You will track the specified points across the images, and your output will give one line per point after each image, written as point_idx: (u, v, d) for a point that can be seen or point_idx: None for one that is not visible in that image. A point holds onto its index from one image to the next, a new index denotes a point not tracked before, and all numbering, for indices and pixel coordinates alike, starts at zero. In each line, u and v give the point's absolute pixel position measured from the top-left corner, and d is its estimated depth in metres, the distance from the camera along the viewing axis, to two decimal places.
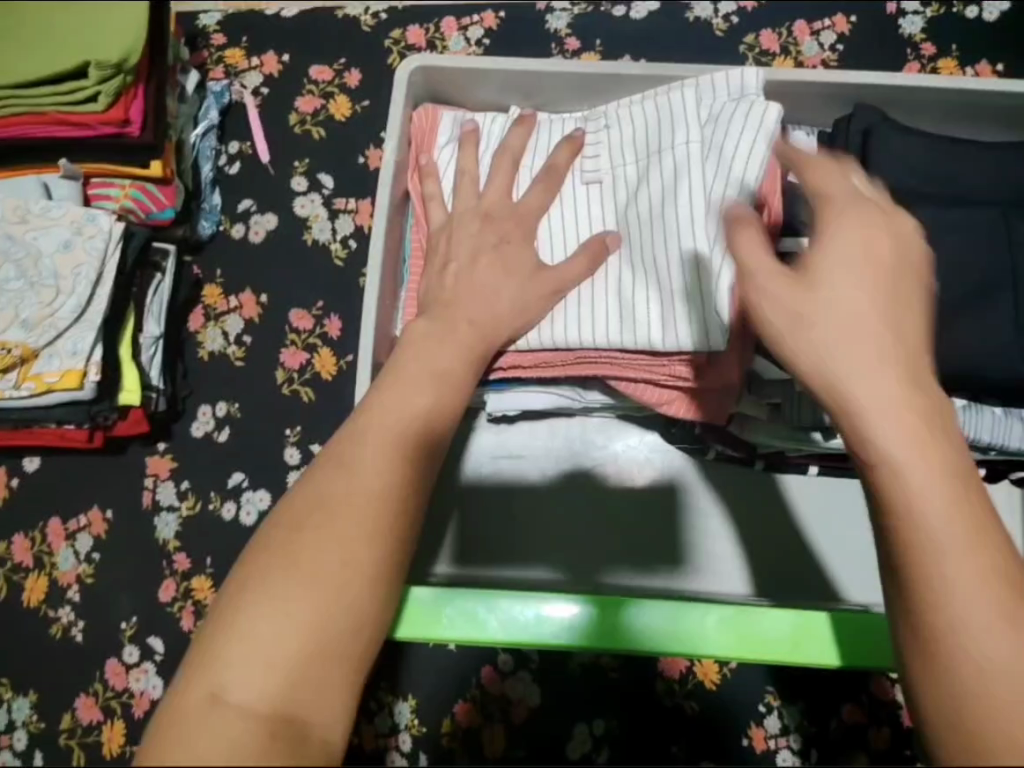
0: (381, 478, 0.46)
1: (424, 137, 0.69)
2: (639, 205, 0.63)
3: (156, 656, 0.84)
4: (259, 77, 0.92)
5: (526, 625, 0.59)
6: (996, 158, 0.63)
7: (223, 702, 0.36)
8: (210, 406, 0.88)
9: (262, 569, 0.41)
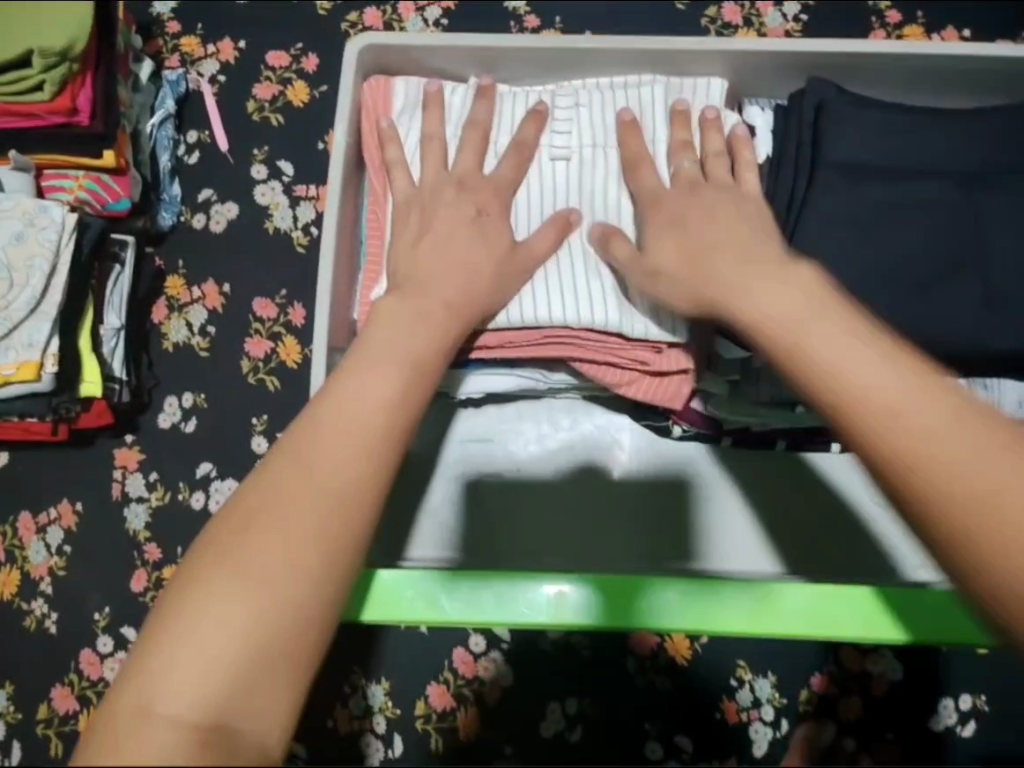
0: (343, 470, 0.41)
1: (378, 106, 0.67)
2: (611, 197, 0.64)
3: (130, 645, 0.85)
4: (215, 65, 0.91)
5: (492, 606, 0.55)
6: (945, 124, 0.62)
7: (153, 714, 0.33)
8: (176, 397, 0.88)
9: (203, 566, 0.37)
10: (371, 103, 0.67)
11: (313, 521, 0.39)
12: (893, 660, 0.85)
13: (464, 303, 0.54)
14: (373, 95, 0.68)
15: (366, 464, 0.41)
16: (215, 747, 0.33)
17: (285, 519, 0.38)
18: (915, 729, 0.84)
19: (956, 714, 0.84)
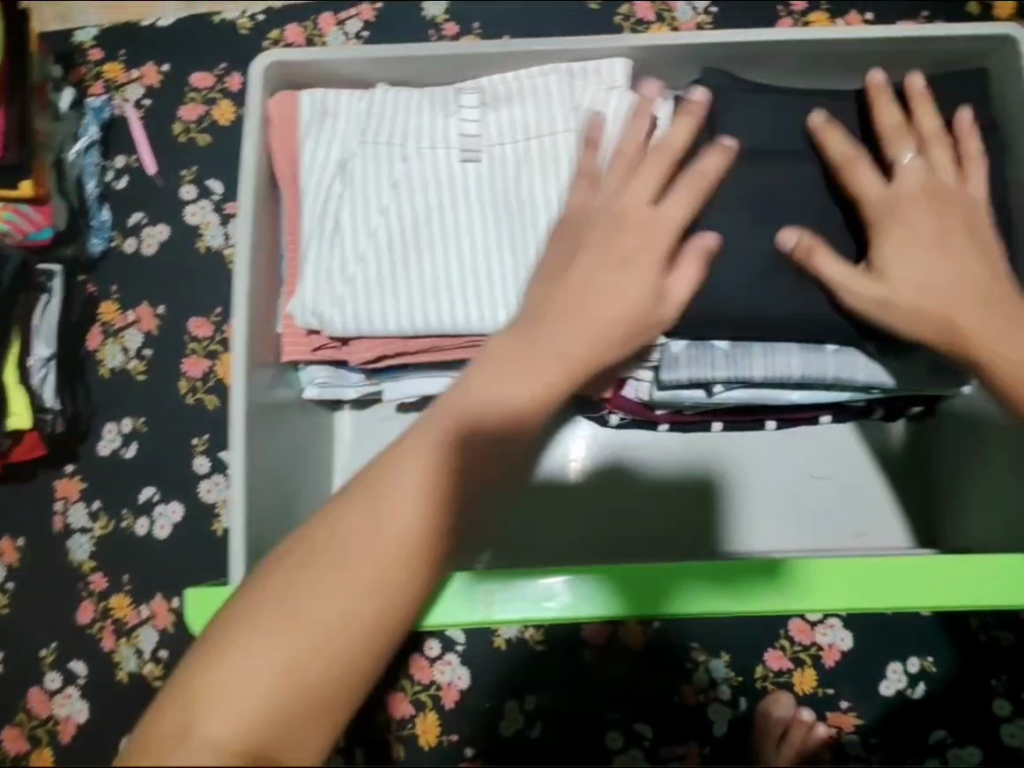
0: (396, 524, 0.51)
1: (286, 123, 0.74)
2: (520, 192, 0.72)
3: (79, 679, 0.84)
4: (141, 90, 0.91)
5: (562, 601, 0.57)
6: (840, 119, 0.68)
7: (190, 738, 0.42)
8: (116, 423, 0.88)
9: (261, 602, 0.48)
10: (279, 115, 0.74)
11: (364, 573, 0.49)
12: (842, 629, 0.87)
13: (500, 359, 0.59)
14: (280, 112, 0.74)
15: (398, 549, 0.51)
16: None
17: (334, 583, 0.48)
18: (868, 698, 0.86)
19: (906, 677, 0.86)
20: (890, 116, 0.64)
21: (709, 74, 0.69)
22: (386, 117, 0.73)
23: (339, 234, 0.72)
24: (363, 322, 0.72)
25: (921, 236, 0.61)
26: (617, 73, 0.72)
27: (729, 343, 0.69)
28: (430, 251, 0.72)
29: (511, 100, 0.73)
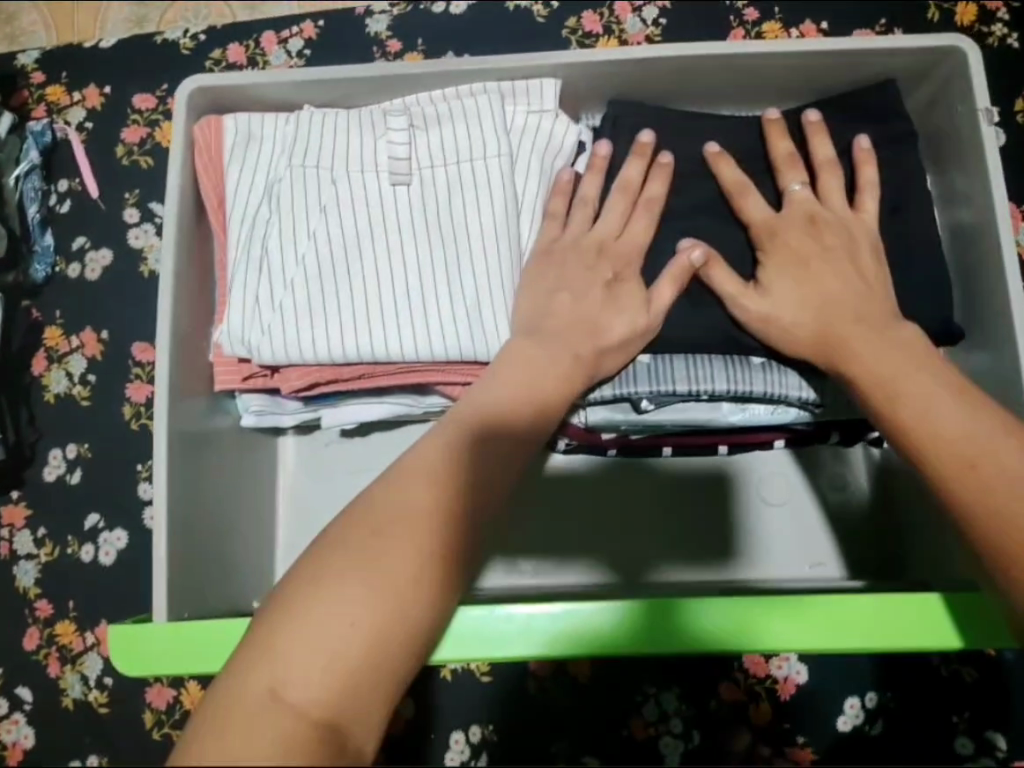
0: (431, 497, 0.51)
1: (211, 146, 0.71)
2: (454, 215, 0.69)
3: (26, 705, 0.85)
4: (82, 112, 0.91)
5: (553, 630, 0.61)
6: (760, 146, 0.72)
7: (282, 698, 0.41)
8: (61, 450, 0.87)
9: (339, 564, 0.46)
10: (204, 140, 0.71)
11: (422, 543, 0.49)
12: (799, 662, 0.84)
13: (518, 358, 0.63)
14: (206, 135, 0.71)
15: (446, 511, 0.51)
16: (328, 741, 0.40)
17: (395, 547, 0.48)
18: (825, 735, 0.83)
19: (864, 713, 0.83)
20: (784, 148, 0.70)
21: (615, 103, 0.73)
22: (314, 142, 0.70)
23: (268, 258, 0.69)
24: (296, 350, 0.68)
25: (803, 257, 0.66)
26: (548, 93, 0.72)
27: (652, 354, 0.71)
28: (363, 279, 0.69)
29: (444, 121, 0.71)
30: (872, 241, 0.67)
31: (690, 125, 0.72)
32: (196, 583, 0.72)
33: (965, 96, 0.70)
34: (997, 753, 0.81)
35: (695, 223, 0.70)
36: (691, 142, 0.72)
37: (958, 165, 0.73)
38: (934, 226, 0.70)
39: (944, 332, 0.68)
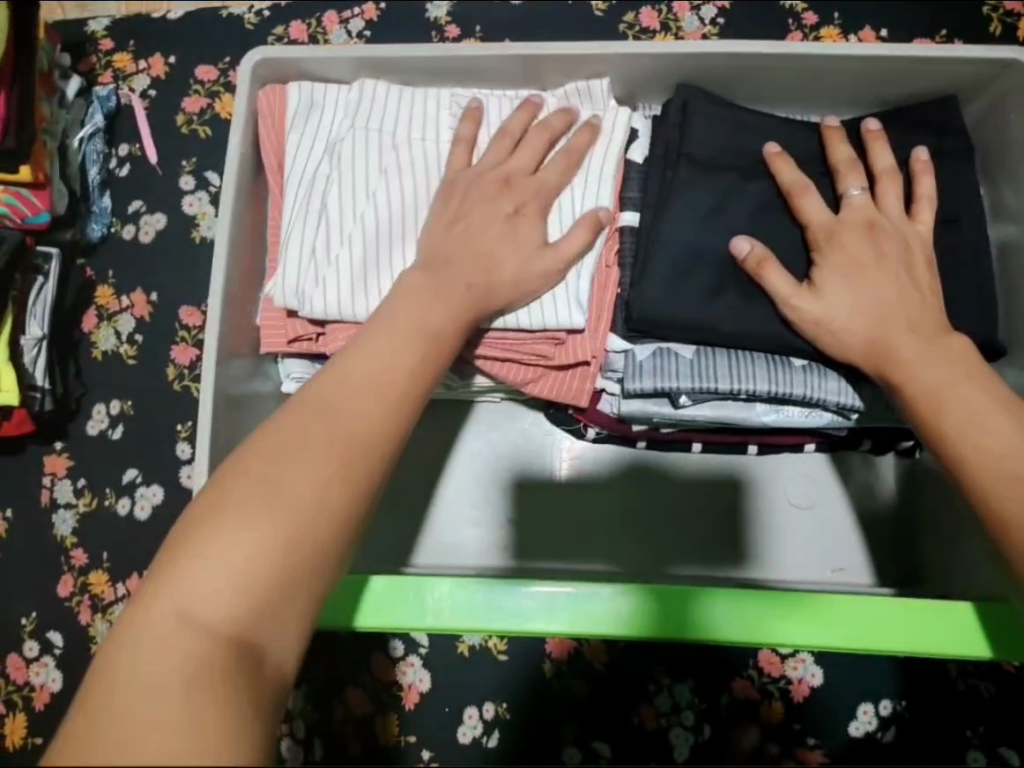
0: (365, 427, 0.48)
1: (273, 112, 0.73)
2: None
3: (55, 650, 0.87)
4: (147, 80, 0.94)
5: (566, 607, 0.61)
6: (814, 143, 0.73)
7: (187, 621, 0.39)
8: (105, 405, 0.90)
9: (236, 496, 0.44)
10: (268, 109, 0.74)
11: (342, 465, 0.47)
12: (814, 664, 0.85)
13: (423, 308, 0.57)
14: (268, 103, 0.74)
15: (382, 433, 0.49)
16: (243, 658, 0.39)
17: (314, 469, 0.46)
18: (837, 740, 0.84)
19: (877, 720, 0.83)
20: (844, 152, 0.71)
21: (686, 86, 0.73)
22: (374, 109, 0.72)
23: (325, 213, 0.70)
24: (346, 304, 0.68)
25: (861, 261, 0.66)
26: (597, 90, 0.74)
27: (695, 350, 0.71)
28: (415, 241, 0.69)
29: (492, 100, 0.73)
30: (926, 251, 0.67)
31: (745, 121, 0.73)
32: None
33: (1021, 111, 0.70)
34: None
35: (749, 213, 0.70)
36: (744, 137, 0.73)
37: (1009, 179, 0.73)
38: (981, 237, 0.70)
39: (984, 343, 0.68)
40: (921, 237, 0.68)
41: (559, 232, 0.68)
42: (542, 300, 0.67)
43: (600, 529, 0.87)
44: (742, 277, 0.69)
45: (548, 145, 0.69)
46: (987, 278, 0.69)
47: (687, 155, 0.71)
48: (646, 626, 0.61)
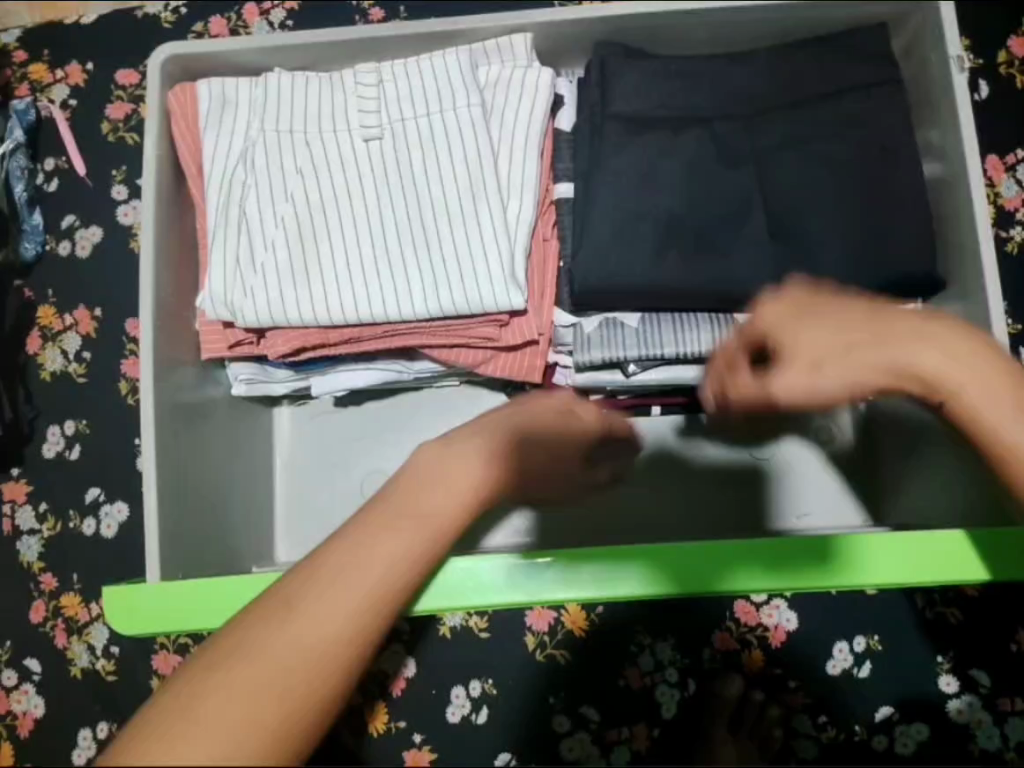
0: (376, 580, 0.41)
1: (185, 112, 0.73)
2: (430, 171, 0.71)
3: (35, 676, 0.87)
4: (67, 89, 0.92)
5: (583, 581, 0.61)
6: (742, 83, 0.72)
7: None
8: (59, 426, 0.89)
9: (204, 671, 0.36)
10: (179, 108, 0.73)
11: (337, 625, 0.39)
12: (788, 609, 0.87)
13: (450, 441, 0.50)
14: (178, 103, 0.73)
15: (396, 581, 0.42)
16: None
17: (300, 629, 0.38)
18: (815, 680, 0.86)
19: (852, 657, 0.86)
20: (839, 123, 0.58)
21: (603, 47, 0.74)
22: (285, 105, 0.72)
23: (246, 221, 0.71)
24: (278, 307, 0.70)
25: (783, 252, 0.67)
26: (519, 48, 0.73)
27: (639, 319, 0.73)
28: (349, 229, 0.71)
29: (409, 72, 0.72)
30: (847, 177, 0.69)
31: (672, 72, 0.72)
32: (194, 557, 0.75)
33: (937, 46, 0.71)
34: (982, 689, 0.84)
35: (686, 167, 0.69)
36: (672, 91, 0.72)
37: (932, 116, 0.74)
38: (919, 172, 0.70)
39: (925, 281, 0.68)
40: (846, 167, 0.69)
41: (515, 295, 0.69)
42: (480, 280, 0.68)
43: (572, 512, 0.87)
44: (682, 233, 0.69)
45: (469, 126, 0.71)
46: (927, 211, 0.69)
47: (612, 116, 0.71)
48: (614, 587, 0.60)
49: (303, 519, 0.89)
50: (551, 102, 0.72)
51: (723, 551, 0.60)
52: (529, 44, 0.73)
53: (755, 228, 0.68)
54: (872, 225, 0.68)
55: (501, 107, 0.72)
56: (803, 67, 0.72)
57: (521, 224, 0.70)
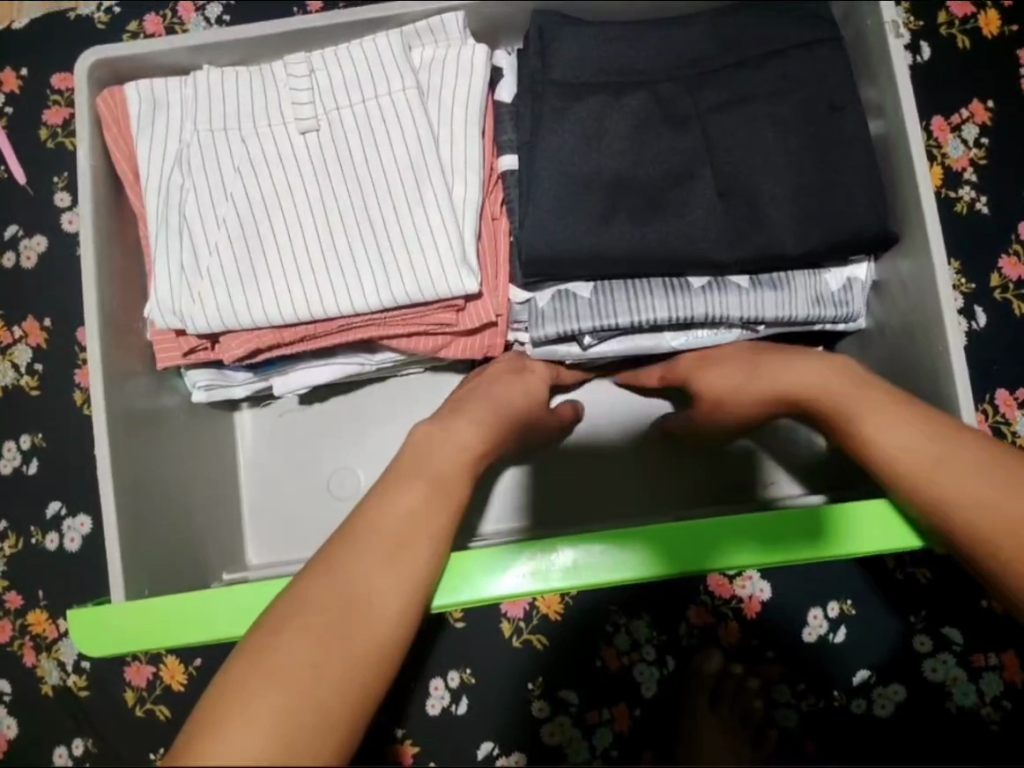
0: (373, 591, 0.52)
1: (115, 115, 0.72)
2: (371, 155, 0.70)
3: (5, 697, 0.86)
4: (1, 97, 0.91)
5: (556, 574, 0.61)
6: (677, 48, 0.72)
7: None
8: (15, 441, 0.87)
9: (246, 668, 0.46)
10: (109, 115, 0.72)
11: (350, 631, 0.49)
12: (761, 579, 0.86)
13: (418, 465, 0.61)
14: (107, 109, 0.72)
15: (394, 587, 0.53)
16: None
17: (321, 628, 0.48)
18: (791, 647, 0.86)
19: (827, 623, 0.86)
20: (776, 174, 0.68)
21: (540, 15, 0.73)
22: (217, 102, 0.71)
23: (187, 226, 0.70)
24: (227, 313, 0.68)
25: (777, 251, 0.68)
26: (451, 26, 0.72)
27: (593, 288, 0.72)
28: (292, 223, 0.69)
29: (341, 58, 0.71)
30: (795, 147, 0.69)
31: (612, 38, 0.72)
32: (163, 571, 0.73)
33: (874, 11, 0.72)
34: (954, 646, 0.84)
35: (630, 135, 0.69)
36: (613, 57, 0.71)
37: (872, 74, 0.74)
38: (865, 129, 0.69)
39: (878, 236, 0.68)
40: (795, 133, 0.69)
41: (474, 279, 0.67)
42: (431, 267, 0.67)
43: (540, 497, 0.87)
44: (632, 199, 0.68)
45: (408, 109, 0.70)
46: (873, 167, 0.69)
47: (553, 84, 0.70)
48: (582, 577, 0.60)
49: (273, 521, 0.88)
50: (490, 76, 0.72)
51: (695, 530, 0.61)
52: (461, 19, 0.73)
53: (700, 190, 0.68)
54: (819, 185, 0.68)
55: (437, 87, 0.71)
56: (738, 29, 0.72)
57: (468, 206, 0.69)
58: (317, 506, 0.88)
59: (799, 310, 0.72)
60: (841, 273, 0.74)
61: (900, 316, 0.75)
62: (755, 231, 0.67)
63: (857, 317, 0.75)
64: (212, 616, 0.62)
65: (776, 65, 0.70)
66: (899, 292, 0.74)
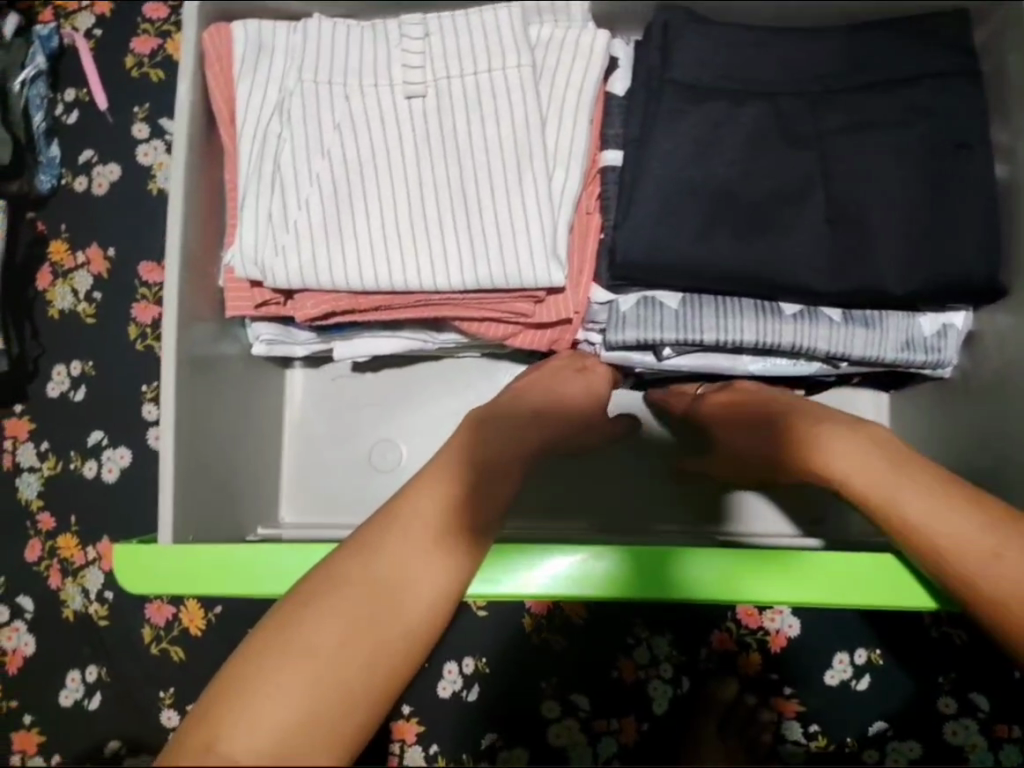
0: (414, 587, 0.50)
1: (220, 53, 0.69)
2: (474, 129, 0.67)
3: (27, 614, 0.87)
4: (91, 18, 0.90)
5: (600, 576, 0.58)
6: (804, 60, 0.68)
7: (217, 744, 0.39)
8: (65, 366, 0.88)
9: (272, 643, 0.45)
10: (214, 52, 0.70)
11: (375, 618, 0.48)
12: (790, 614, 0.85)
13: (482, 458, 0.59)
14: (214, 46, 0.70)
15: (439, 580, 0.52)
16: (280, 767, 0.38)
17: (345, 614, 0.47)
18: (812, 687, 0.85)
19: (852, 668, 0.84)
20: (888, 209, 0.64)
21: (667, 7, 0.69)
22: (327, 53, 0.69)
23: (280, 177, 0.68)
24: (307, 272, 0.67)
25: (879, 288, 0.64)
26: (575, 11, 0.70)
27: (680, 300, 0.69)
28: (384, 188, 0.67)
29: (458, 26, 0.69)
30: (914, 182, 0.65)
31: (737, 41, 0.68)
32: (206, 521, 0.73)
33: (1019, 48, 0.67)
34: (981, 713, 0.82)
35: (741, 146, 0.66)
36: (734, 61, 0.68)
37: (1002, 115, 0.70)
38: (990, 172, 0.65)
39: (987, 286, 0.64)
40: (915, 166, 0.65)
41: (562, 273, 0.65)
42: (519, 255, 0.65)
43: (585, 492, 0.85)
44: (734, 212, 0.65)
45: (519, 86, 0.67)
46: (994, 213, 0.65)
47: (674, 80, 0.67)
48: (624, 584, 0.58)
49: (310, 483, 0.88)
50: (607, 66, 0.69)
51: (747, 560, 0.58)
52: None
53: (807, 214, 0.65)
54: (931, 224, 0.64)
55: (551, 68, 0.68)
56: (871, 47, 0.68)
57: (566, 196, 0.67)
58: (366, 467, 0.87)
59: (888, 352, 0.69)
60: (938, 318, 0.70)
61: (989, 373, 0.71)
62: (856, 265, 0.64)
63: (947, 365, 0.71)
64: (246, 575, 0.62)
65: (907, 94, 0.66)
66: (992, 347, 0.71)
